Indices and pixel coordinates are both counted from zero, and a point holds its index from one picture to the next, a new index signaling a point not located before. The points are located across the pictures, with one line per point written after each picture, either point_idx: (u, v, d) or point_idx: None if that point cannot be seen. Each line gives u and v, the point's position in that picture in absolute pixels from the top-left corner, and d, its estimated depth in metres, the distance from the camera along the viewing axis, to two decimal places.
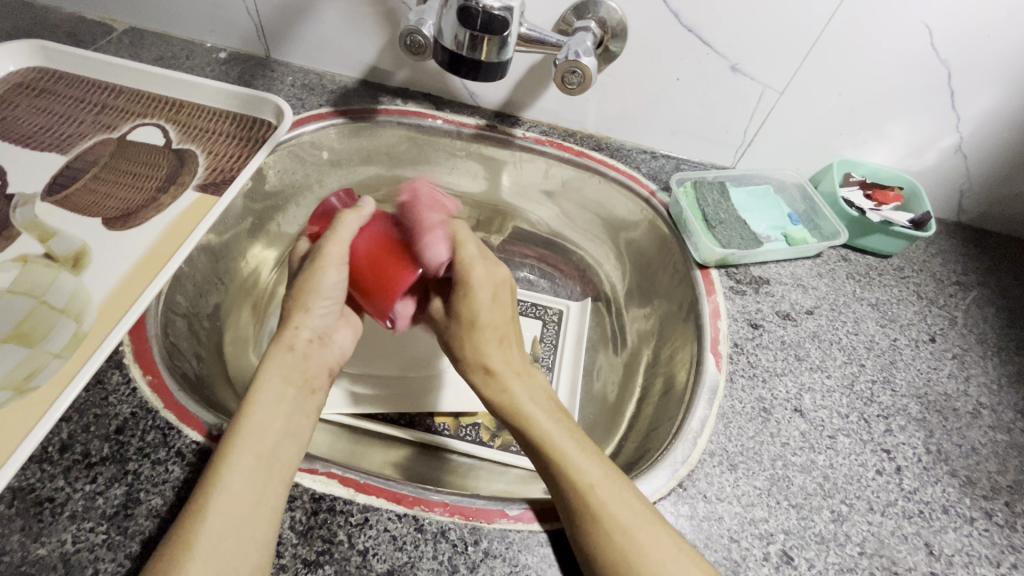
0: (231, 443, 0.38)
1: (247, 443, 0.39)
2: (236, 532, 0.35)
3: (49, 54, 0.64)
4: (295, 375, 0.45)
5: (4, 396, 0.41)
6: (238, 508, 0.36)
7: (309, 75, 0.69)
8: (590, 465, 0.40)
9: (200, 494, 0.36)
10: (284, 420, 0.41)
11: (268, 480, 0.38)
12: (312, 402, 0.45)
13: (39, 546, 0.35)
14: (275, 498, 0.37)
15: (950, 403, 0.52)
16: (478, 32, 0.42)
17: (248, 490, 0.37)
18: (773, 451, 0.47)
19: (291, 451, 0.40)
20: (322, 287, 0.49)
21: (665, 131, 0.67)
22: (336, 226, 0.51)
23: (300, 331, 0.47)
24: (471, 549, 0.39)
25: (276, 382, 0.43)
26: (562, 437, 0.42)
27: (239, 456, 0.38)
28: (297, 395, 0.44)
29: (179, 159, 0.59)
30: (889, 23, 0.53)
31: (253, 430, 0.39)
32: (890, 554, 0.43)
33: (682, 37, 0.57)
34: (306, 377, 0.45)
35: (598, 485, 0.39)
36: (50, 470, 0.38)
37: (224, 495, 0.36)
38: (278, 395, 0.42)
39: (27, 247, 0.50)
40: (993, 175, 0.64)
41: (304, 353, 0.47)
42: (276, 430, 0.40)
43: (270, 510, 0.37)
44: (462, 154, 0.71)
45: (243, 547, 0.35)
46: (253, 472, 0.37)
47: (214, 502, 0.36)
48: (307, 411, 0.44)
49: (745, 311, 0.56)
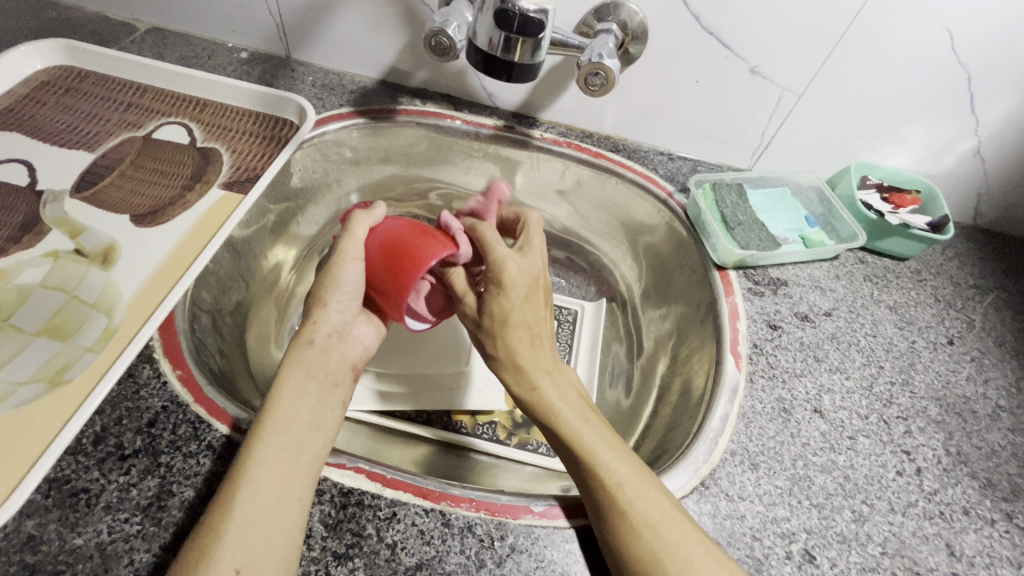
0: (259, 434, 0.39)
1: (272, 437, 0.39)
2: (264, 522, 0.35)
3: (75, 53, 0.65)
4: (316, 368, 0.45)
5: (39, 388, 0.42)
6: (264, 500, 0.36)
7: (329, 75, 0.70)
8: (621, 462, 0.41)
9: (227, 488, 0.37)
10: (308, 412, 0.42)
11: (293, 473, 0.38)
12: (335, 395, 0.45)
13: (76, 536, 0.36)
14: (301, 490, 0.38)
15: (969, 406, 0.52)
16: (514, 34, 0.42)
17: (273, 481, 0.37)
18: (794, 451, 0.47)
19: (316, 443, 0.41)
20: (341, 283, 0.49)
21: (682, 133, 0.68)
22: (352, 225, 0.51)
23: (321, 327, 0.48)
24: (497, 544, 0.39)
25: (299, 377, 0.44)
26: (590, 437, 0.42)
27: (265, 448, 0.39)
28: (319, 389, 0.44)
29: (204, 157, 0.60)
30: (908, 28, 0.53)
31: (279, 423, 0.40)
32: (911, 554, 0.43)
33: (703, 40, 0.58)
34: (327, 371, 0.46)
35: (626, 483, 0.40)
36: (85, 462, 0.39)
37: (251, 488, 0.37)
38: (301, 387, 0.43)
39: (57, 242, 0.51)
40: (1010, 178, 0.64)
41: (324, 348, 0.47)
42: (300, 423, 0.41)
43: (296, 500, 0.37)
44: (480, 155, 0.72)
45: (270, 537, 0.35)
46: (278, 464, 0.38)
47: (241, 493, 0.36)
48: (332, 402, 0.44)
49: (764, 313, 0.57)
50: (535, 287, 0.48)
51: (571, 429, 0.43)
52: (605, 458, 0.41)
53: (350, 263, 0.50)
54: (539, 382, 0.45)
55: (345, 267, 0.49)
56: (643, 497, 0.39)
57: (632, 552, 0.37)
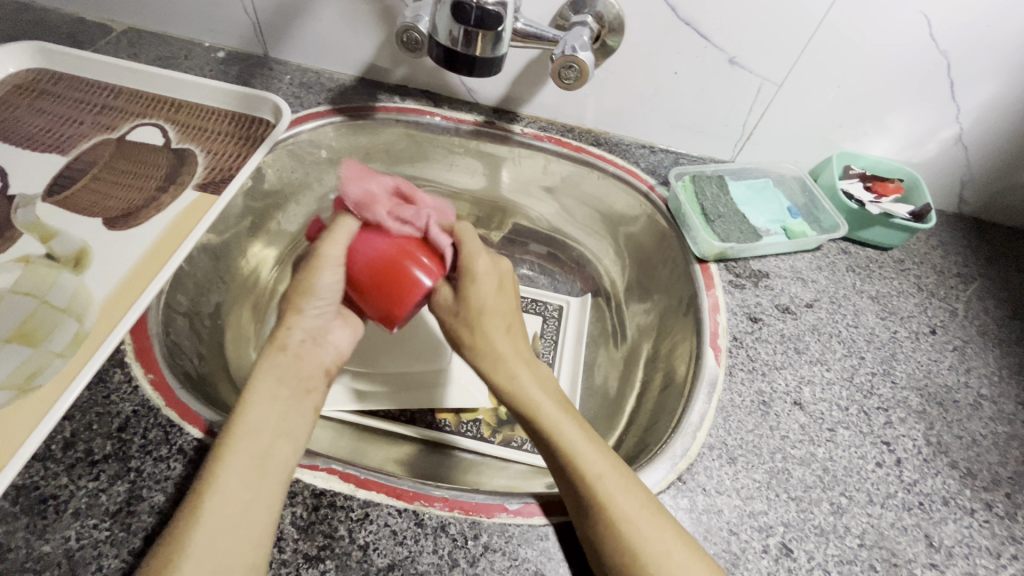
0: (225, 444, 0.38)
1: (240, 445, 0.38)
2: (230, 532, 0.35)
3: (48, 56, 0.64)
4: (288, 375, 0.43)
5: (8, 395, 0.41)
6: (232, 510, 0.35)
7: (307, 73, 0.69)
8: (596, 461, 0.40)
9: (195, 493, 0.36)
10: (279, 419, 0.41)
11: (262, 483, 0.37)
12: (308, 402, 0.43)
13: (44, 543, 0.36)
14: (270, 498, 0.37)
15: (950, 395, 0.52)
16: (473, 28, 0.42)
17: (241, 490, 0.36)
18: (772, 444, 0.47)
19: (287, 452, 0.40)
20: (319, 288, 0.49)
21: (663, 126, 0.67)
22: (335, 226, 0.51)
23: (293, 331, 0.46)
24: (470, 543, 0.39)
25: (270, 382, 0.42)
26: (569, 429, 0.42)
27: (232, 457, 0.37)
28: (290, 396, 0.42)
29: (179, 159, 0.59)
30: (886, 15, 0.53)
31: (248, 431, 0.39)
32: (890, 546, 0.43)
33: (680, 31, 0.57)
34: (300, 377, 0.44)
35: (605, 476, 0.39)
36: (54, 468, 0.39)
37: (218, 495, 0.36)
38: (272, 394, 0.41)
39: (29, 247, 0.51)
40: (993, 166, 0.63)
41: (297, 354, 0.45)
42: (270, 431, 0.40)
43: (265, 510, 0.37)
44: (461, 151, 0.71)
45: (238, 548, 0.34)
46: (245, 473, 0.37)
47: (208, 501, 0.35)
48: (304, 410, 0.43)
49: (745, 305, 0.56)
50: (500, 309, 0.48)
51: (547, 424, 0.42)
52: (582, 450, 0.40)
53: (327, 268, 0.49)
54: (518, 371, 0.45)
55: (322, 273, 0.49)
56: (622, 492, 0.38)
57: (618, 546, 0.36)
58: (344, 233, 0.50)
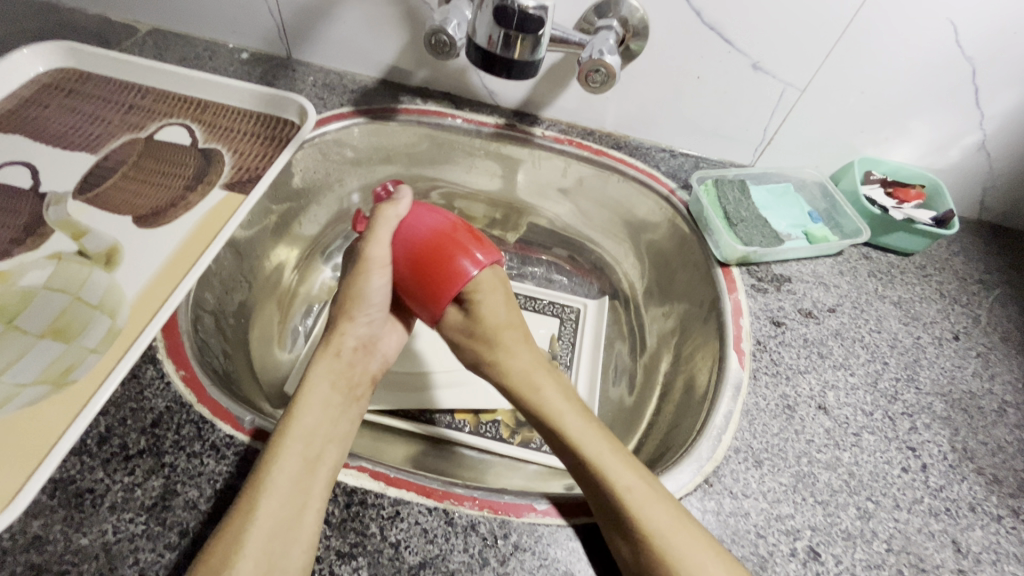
0: (281, 440, 0.40)
1: (295, 443, 0.40)
2: (285, 525, 0.36)
3: (77, 56, 0.65)
4: (338, 381, 0.47)
5: (44, 390, 0.42)
6: (285, 506, 0.37)
7: (330, 75, 0.70)
8: (624, 472, 0.41)
9: (251, 487, 0.38)
10: (329, 423, 0.44)
11: (312, 481, 0.39)
12: (354, 409, 0.47)
13: (81, 536, 0.36)
14: (320, 498, 0.38)
15: (975, 401, 0.52)
16: (513, 31, 0.42)
17: (296, 484, 0.38)
18: (798, 448, 0.47)
19: (336, 451, 0.42)
20: (368, 295, 0.51)
21: (684, 130, 0.68)
22: (376, 222, 0.51)
23: (347, 337, 0.50)
24: (500, 542, 0.39)
25: (324, 387, 0.46)
26: (594, 444, 0.44)
27: (287, 453, 0.39)
28: (340, 402, 0.46)
29: (206, 158, 0.60)
30: (911, 22, 0.53)
31: (302, 431, 0.41)
32: (917, 551, 0.43)
33: (704, 36, 0.58)
34: (350, 383, 0.48)
35: (632, 487, 0.40)
36: (89, 462, 0.39)
37: (273, 489, 0.37)
38: (324, 399, 0.45)
39: (61, 244, 0.51)
40: (1015, 172, 0.63)
41: (350, 360, 0.49)
42: (322, 433, 0.42)
43: (316, 505, 0.38)
44: (481, 153, 0.71)
45: (289, 544, 0.35)
46: (299, 469, 0.39)
47: (263, 494, 0.37)
48: (350, 417, 0.46)
49: (767, 309, 0.56)
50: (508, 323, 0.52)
51: (575, 435, 0.45)
52: (609, 462, 0.42)
53: (376, 274, 0.51)
54: (543, 386, 0.49)
55: (370, 278, 0.51)
56: (653, 504, 0.39)
57: (650, 558, 0.37)
58: (385, 230, 0.51)
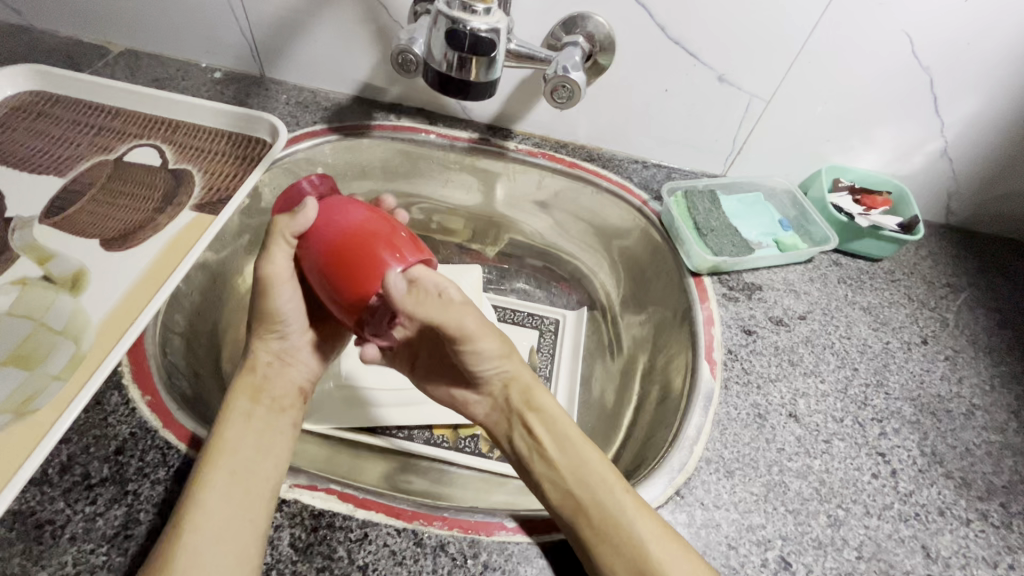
0: (207, 462, 0.39)
1: (222, 463, 0.39)
2: (217, 545, 0.35)
3: (47, 78, 0.65)
4: (262, 395, 0.45)
5: (5, 419, 0.41)
6: (217, 526, 0.36)
7: (303, 93, 0.70)
8: (612, 482, 0.42)
9: (178, 515, 0.36)
10: (257, 435, 0.42)
11: (245, 497, 0.38)
12: (284, 419, 0.45)
13: (40, 569, 0.36)
14: (255, 511, 0.38)
15: (943, 405, 0.52)
16: (466, 53, 0.43)
17: (227, 503, 0.37)
18: (769, 457, 0.47)
19: (268, 465, 0.41)
20: (282, 310, 0.48)
21: (655, 141, 0.68)
22: (271, 243, 0.45)
23: (262, 353, 0.48)
24: (470, 562, 0.39)
25: (244, 403, 0.44)
26: (590, 452, 0.44)
27: (212, 476, 0.38)
28: (265, 415, 0.44)
29: (176, 179, 0.60)
30: (868, 35, 0.54)
31: (227, 448, 0.40)
32: (887, 558, 0.43)
33: (669, 49, 0.59)
34: (273, 397, 0.46)
35: (621, 494, 0.41)
36: (50, 493, 0.39)
37: (201, 515, 0.36)
38: (246, 413, 0.43)
39: (26, 269, 0.51)
40: (978, 178, 0.65)
41: (266, 375, 0.47)
42: (250, 446, 0.41)
43: (252, 519, 0.37)
44: (456, 168, 0.72)
45: (224, 563, 0.35)
46: (228, 489, 0.38)
47: (191, 516, 0.36)
48: (280, 426, 0.44)
49: (738, 318, 0.57)
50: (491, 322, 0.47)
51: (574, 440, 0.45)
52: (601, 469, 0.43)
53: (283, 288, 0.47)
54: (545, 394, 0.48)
55: (282, 292, 0.47)
56: (637, 510, 0.40)
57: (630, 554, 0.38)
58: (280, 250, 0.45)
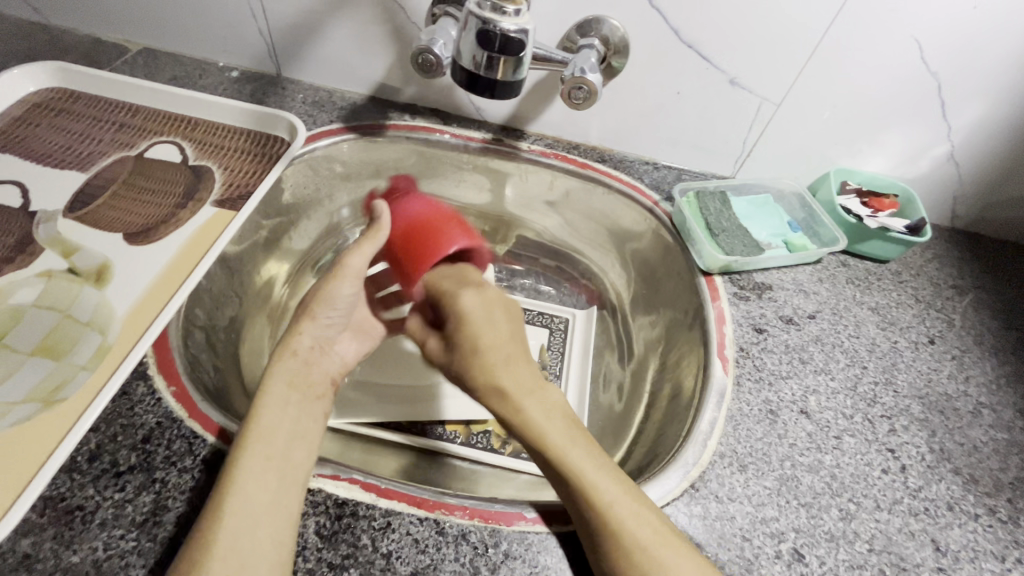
0: (243, 446, 0.39)
1: (258, 448, 0.39)
2: (252, 527, 0.36)
3: (68, 75, 0.66)
4: (299, 380, 0.45)
5: (34, 408, 0.42)
6: (254, 510, 0.36)
7: (320, 92, 0.71)
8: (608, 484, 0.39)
9: (217, 496, 0.37)
10: (292, 421, 0.42)
11: (281, 483, 0.38)
12: (319, 405, 0.45)
13: (71, 554, 0.36)
14: (290, 498, 0.38)
15: (951, 403, 0.53)
16: (496, 53, 0.44)
17: (262, 488, 0.37)
18: (781, 452, 0.48)
19: (302, 453, 0.41)
20: (336, 300, 0.51)
21: (666, 143, 0.69)
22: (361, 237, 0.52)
23: (304, 338, 0.49)
24: (491, 551, 0.40)
25: (281, 387, 0.44)
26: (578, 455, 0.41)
27: (249, 459, 0.39)
28: (301, 400, 0.44)
29: (196, 176, 0.61)
30: (878, 40, 0.55)
31: (264, 433, 0.40)
32: (898, 551, 0.44)
33: (682, 53, 0.60)
34: (310, 382, 0.46)
35: (615, 503, 0.38)
36: (80, 479, 0.39)
37: (238, 498, 0.37)
38: (283, 397, 0.43)
39: (51, 262, 0.52)
40: (983, 182, 0.66)
41: (306, 360, 0.47)
42: (285, 432, 0.41)
43: (288, 506, 0.38)
44: (469, 167, 0.73)
45: (260, 547, 0.35)
46: (264, 475, 0.38)
47: (231, 498, 0.37)
48: (314, 412, 0.44)
49: (749, 317, 0.58)
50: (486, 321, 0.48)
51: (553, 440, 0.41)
52: (590, 473, 0.39)
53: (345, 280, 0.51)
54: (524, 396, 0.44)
55: (340, 284, 0.51)
56: (633, 512, 0.38)
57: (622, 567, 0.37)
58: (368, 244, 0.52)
